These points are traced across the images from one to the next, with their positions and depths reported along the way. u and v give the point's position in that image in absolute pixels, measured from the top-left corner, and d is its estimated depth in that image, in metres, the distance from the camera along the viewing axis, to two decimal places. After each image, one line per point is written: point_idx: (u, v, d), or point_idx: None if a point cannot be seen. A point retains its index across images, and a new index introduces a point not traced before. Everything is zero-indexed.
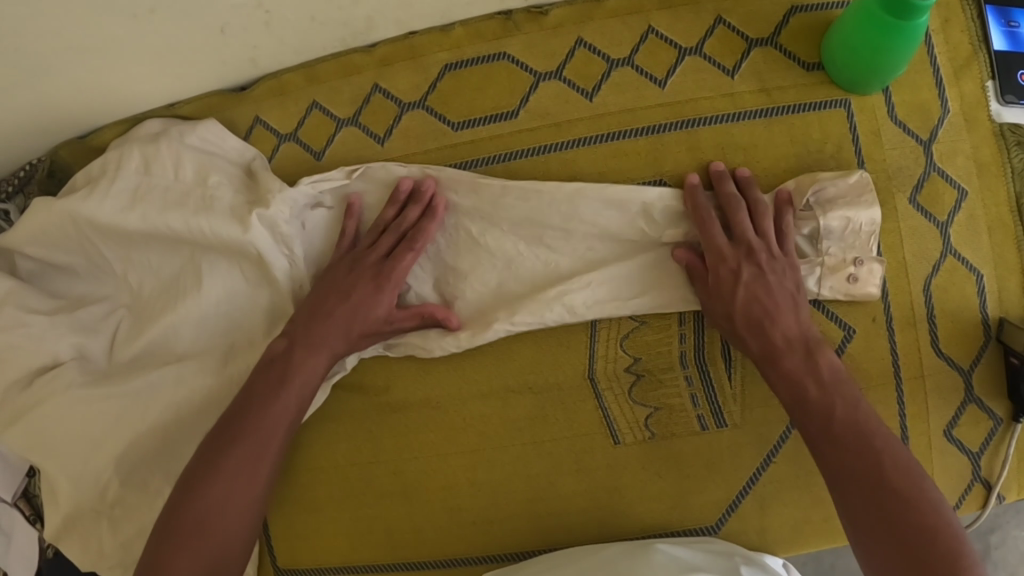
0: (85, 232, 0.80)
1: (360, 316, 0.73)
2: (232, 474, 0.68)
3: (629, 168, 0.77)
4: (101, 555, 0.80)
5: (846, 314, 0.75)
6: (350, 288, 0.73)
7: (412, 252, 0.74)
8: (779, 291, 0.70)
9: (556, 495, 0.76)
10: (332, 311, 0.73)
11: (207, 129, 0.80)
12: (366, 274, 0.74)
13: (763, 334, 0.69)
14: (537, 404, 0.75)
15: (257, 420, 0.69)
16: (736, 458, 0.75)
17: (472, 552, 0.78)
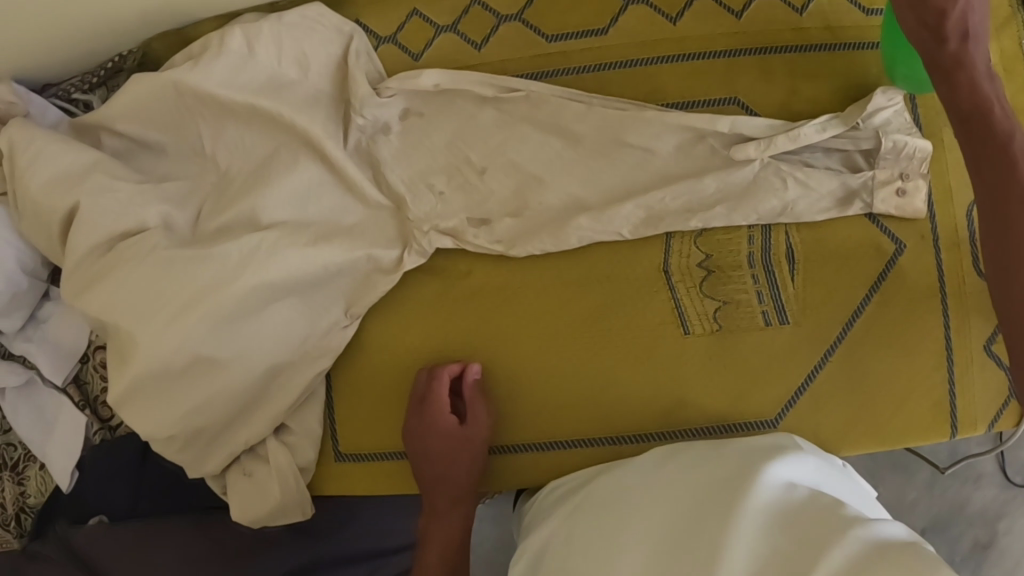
0: (185, 103, 0.84)
1: (440, 455, 0.79)
2: (451, 518, 0.79)
3: (707, 84, 0.83)
4: (158, 424, 0.79)
5: (897, 229, 0.81)
6: (436, 483, 0.79)
7: (439, 415, 0.78)
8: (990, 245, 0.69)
9: (624, 382, 0.80)
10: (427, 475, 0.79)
11: (307, 10, 0.84)
12: (423, 419, 0.79)
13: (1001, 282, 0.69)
14: (611, 292, 0.80)
15: (418, 453, 0.79)
16: (796, 354, 0.80)
17: (542, 434, 0.82)
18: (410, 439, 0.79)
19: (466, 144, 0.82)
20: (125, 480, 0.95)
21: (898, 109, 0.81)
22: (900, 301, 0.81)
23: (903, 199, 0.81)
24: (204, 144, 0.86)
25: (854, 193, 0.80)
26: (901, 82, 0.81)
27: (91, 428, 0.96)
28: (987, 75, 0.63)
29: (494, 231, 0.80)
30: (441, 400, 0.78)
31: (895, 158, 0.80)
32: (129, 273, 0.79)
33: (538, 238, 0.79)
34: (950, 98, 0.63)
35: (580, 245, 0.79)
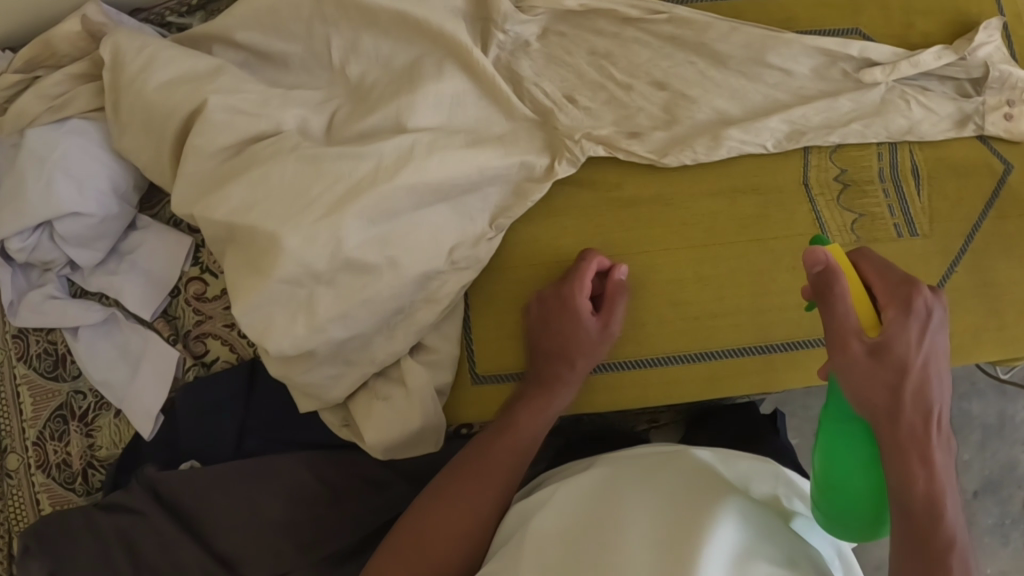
0: (321, 13, 0.81)
1: (561, 349, 0.77)
2: (521, 445, 0.75)
3: (832, 14, 0.86)
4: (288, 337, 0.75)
5: (1006, 151, 0.87)
6: (544, 386, 0.77)
7: (581, 296, 0.77)
8: (911, 407, 0.66)
9: (774, 293, 0.80)
10: (541, 375, 0.78)
11: None
12: (557, 292, 0.78)
13: (931, 513, 0.63)
14: (759, 202, 0.81)
15: (535, 343, 0.79)
16: (926, 265, 0.83)
17: (689, 349, 0.80)
18: (543, 317, 0.78)
19: (610, 62, 0.83)
20: (231, 417, 0.87)
21: (997, 45, 0.88)
22: (1017, 215, 0.85)
23: (1011, 122, 0.86)
24: (335, 56, 0.83)
25: (968, 117, 0.86)
26: (999, 19, 0.88)
27: (184, 364, 0.88)
28: (923, 461, 0.64)
29: (646, 142, 0.80)
30: (584, 284, 0.77)
31: (1004, 88, 0.87)
32: (269, 174, 0.75)
33: (689, 148, 0.79)
34: (841, 322, 0.68)
35: (726, 159, 0.81)
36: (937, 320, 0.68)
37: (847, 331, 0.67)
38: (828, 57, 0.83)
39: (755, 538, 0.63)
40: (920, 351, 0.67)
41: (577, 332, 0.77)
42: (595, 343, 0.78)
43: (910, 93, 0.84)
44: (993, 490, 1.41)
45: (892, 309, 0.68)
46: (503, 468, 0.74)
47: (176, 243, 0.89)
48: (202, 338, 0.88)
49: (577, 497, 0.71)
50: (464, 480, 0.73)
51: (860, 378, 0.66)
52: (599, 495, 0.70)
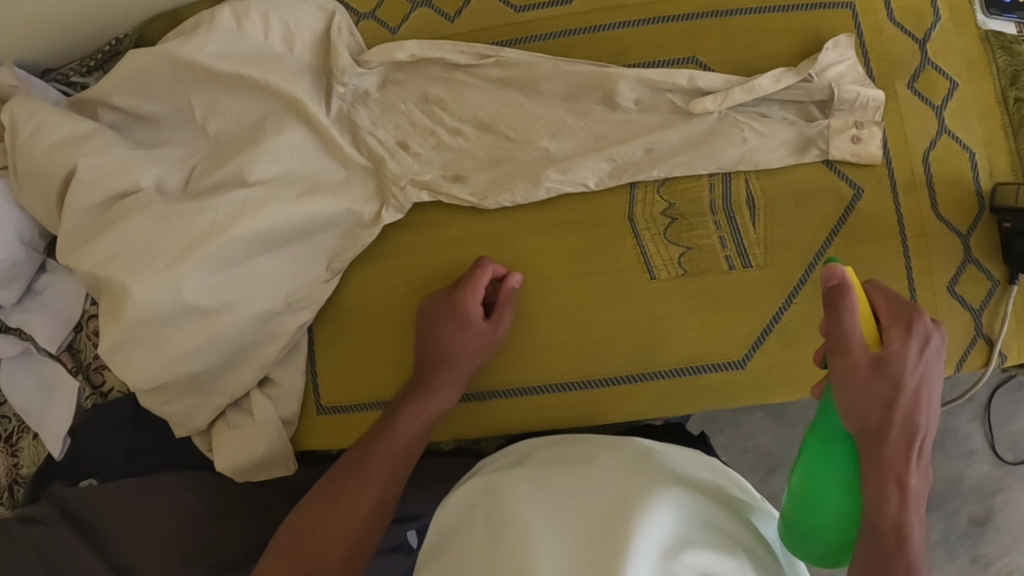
0: (179, 76, 0.89)
1: (453, 353, 0.79)
2: (398, 451, 0.76)
3: (666, 44, 0.87)
4: (147, 374, 0.84)
5: (856, 176, 0.84)
6: (429, 390, 0.79)
7: (467, 301, 0.79)
8: (899, 429, 0.68)
9: (599, 327, 0.82)
10: (432, 379, 0.79)
11: None
12: (444, 301, 0.80)
13: (894, 534, 0.65)
14: (585, 237, 0.82)
15: (421, 352, 0.81)
16: (761, 296, 0.81)
17: (515, 383, 0.83)
18: (428, 324, 0.81)
19: (443, 106, 0.87)
20: (117, 442, 0.97)
21: (852, 63, 0.86)
22: (860, 241, 0.83)
23: (856, 144, 0.84)
24: (196, 114, 0.90)
25: (810, 141, 0.84)
26: (850, 36, 0.86)
27: (83, 393, 0.98)
28: (898, 485, 0.67)
29: (469, 185, 0.84)
30: (469, 293, 0.79)
31: (853, 108, 0.84)
32: (126, 228, 0.83)
33: (506, 192, 0.82)
34: (841, 331, 0.69)
35: (544, 200, 0.83)
36: (937, 347, 0.70)
37: (888, 358, 0.68)
38: (657, 92, 0.83)
39: (688, 522, 0.64)
40: (917, 374, 0.69)
41: (464, 333, 0.79)
42: (480, 340, 0.80)
43: (743, 121, 0.83)
44: (936, 504, 1.26)
45: (894, 329, 0.70)
46: (384, 468, 0.75)
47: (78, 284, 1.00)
48: (101, 369, 0.99)
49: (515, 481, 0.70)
50: (353, 483, 0.73)
51: (855, 395, 0.68)
52: (534, 479, 0.70)
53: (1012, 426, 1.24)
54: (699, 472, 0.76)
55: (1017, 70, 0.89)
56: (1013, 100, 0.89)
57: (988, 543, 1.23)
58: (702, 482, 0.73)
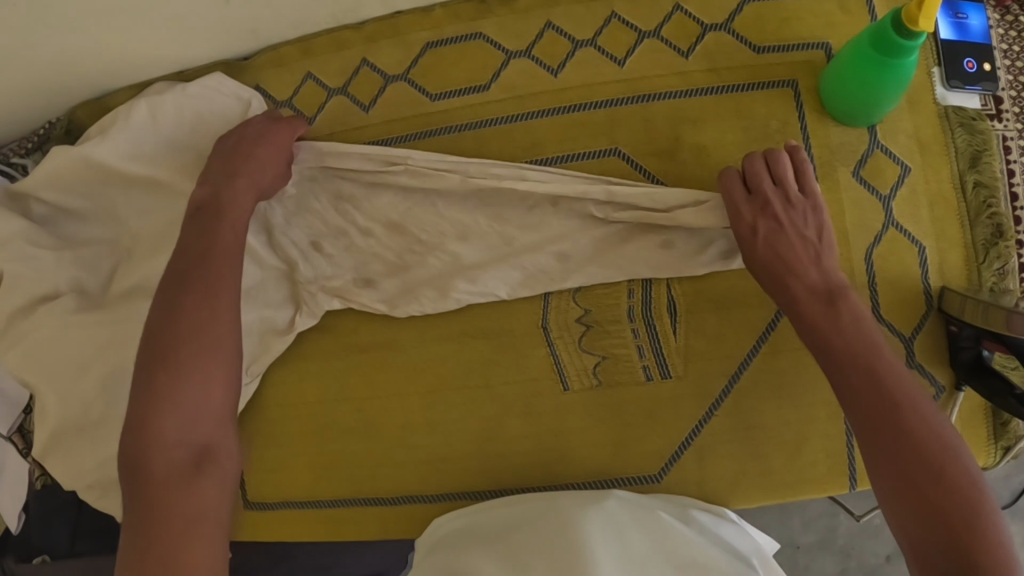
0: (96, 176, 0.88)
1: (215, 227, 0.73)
2: (217, 338, 0.67)
3: (586, 134, 0.82)
4: (80, 473, 0.86)
5: None
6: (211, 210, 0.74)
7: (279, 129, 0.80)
8: (809, 266, 0.68)
9: (507, 437, 0.81)
10: (214, 232, 0.73)
11: (207, 80, 0.88)
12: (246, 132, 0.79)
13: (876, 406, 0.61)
14: (495, 347, 0.81)
15: (215, 167, 0.77)
16: (678, 409, 0.78)
17: (428, 489, 0.83)
18: (164, 290, 0.70)
19: (354, 205, 0.83)
20: (65, 518, 1.02)
21: None
22: (791, 350, 0.78)
23: None
24: (116, 210, 0.90)
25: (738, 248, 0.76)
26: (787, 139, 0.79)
27: (33, 472, 1.01)
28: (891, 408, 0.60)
29: (379, 291, 0.83)
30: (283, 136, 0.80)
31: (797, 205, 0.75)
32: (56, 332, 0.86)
33: (416, 302, 0.81)
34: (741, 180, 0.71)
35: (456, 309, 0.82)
36: (809, 200, 0.69)
37: (767, 171, 0.70)
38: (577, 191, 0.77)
39: (632, 544, 0.66)
40: (825, 277, 0.67)
41: (221, 262, 0.72)
42: (230, 282, 0.71)
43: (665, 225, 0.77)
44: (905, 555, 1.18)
45: (774, 207, 0.69)
46: (217, 402, 0.66)
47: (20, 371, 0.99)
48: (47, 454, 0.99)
49: (488, 521, 0.74)
50: (156, 419, 0.63)
51: (732, 188, 0.70)
52: (502, 519, 0.74)
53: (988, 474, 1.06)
54: (630, 496, 0.74)
55: (977, 151, 0.83)
56: (971, 184, 0.82)
57: None
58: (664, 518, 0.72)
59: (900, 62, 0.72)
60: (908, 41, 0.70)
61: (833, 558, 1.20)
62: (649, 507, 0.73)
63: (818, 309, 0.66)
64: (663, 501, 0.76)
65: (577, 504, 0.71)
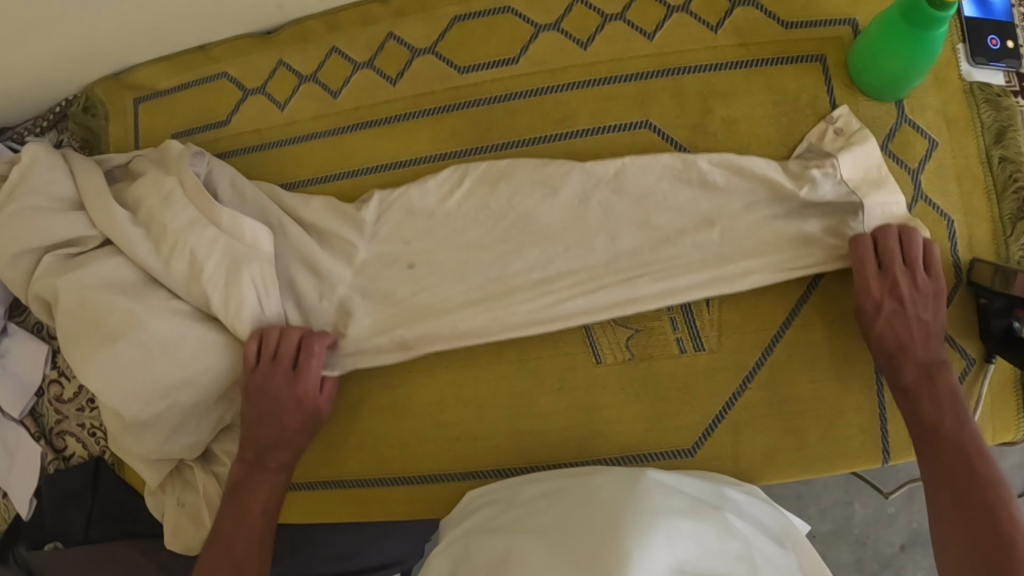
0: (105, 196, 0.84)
1: (263, 427, 0.78)
2: (264, 506, 0.77)
3: (617, 108, 0.82)
4: None
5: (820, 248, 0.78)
6: (262, 416, 0.78)
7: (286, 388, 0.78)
8: (914, 325, 0.73)
9: (538, 410, 0.80)
10: (278, 398, 0.77)
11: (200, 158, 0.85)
12: (263, 380, 0.77)
13: (943, 451, 0.71)
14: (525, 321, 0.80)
15: (252, 409, 0.78)
16: (711, 382, 0.78)
17: (457, 467, 0.82)
18: (247, 402, 0.79)
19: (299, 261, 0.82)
20: (80, 506, 0.97)
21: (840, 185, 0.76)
22: (822, 320, 0.78)
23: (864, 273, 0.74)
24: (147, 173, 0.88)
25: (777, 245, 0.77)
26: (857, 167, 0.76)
27: (46, 458, 0.99)
28: (953, 460, 0.70)
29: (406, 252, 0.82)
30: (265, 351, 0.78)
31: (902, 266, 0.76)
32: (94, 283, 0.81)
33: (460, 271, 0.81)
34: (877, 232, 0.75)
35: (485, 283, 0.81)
36: (935, 278, 0.74)
37: (889, 253, 0.74)
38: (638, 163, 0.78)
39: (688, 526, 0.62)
40: (928, 355, 0.73)
41: (281, 446, 0.78)
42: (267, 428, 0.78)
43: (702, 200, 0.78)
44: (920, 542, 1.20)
45: (902, 271, 0.74)
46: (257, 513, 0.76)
47: (35, 350, 1.00)
48: (62, 434, 1.00)
49: (520, 509, 0.69)
50: (246, 507, 0.76)
51: (861, 246, 0.74)
52: (535, 506, 0.69)
53: (1002, 461, 1.07)
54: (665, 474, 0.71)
55: (1003, 126, 0.83)
56: (997, 159, 0.82)
57: None
58: (703, 503, 0.67)
59: (931, 33, 0.72)
60: (939, 12, 0.70)
61: (848, 546, 1.20)
62: (688, 490, 0.69)
63: (901, 360, 0.73)
64: (699, 479, 0.74)
65: (619, 487, 0.67)
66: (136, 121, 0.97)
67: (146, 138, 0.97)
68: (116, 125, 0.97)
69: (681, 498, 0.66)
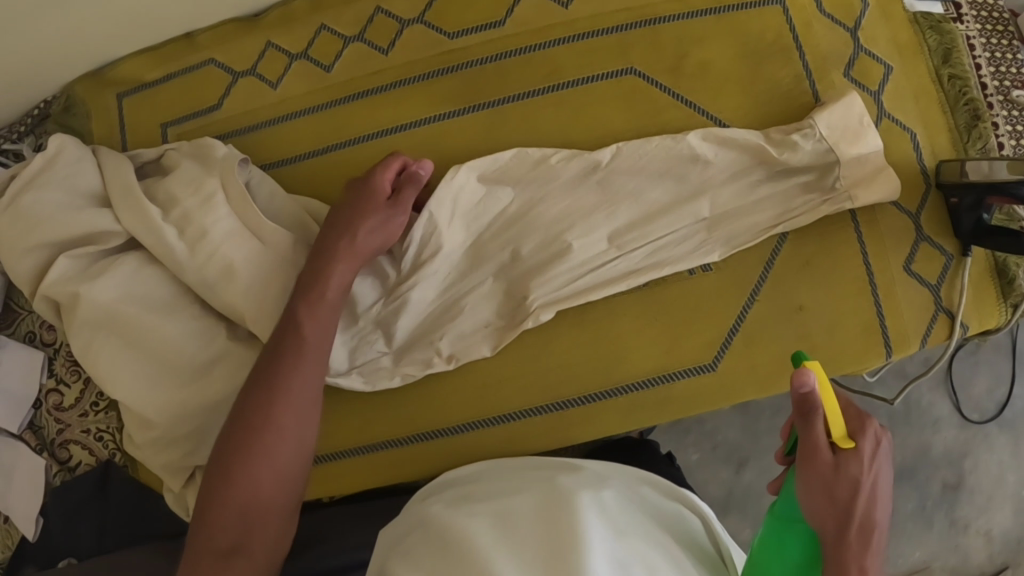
0: (115, 188, 0.88)
1: (363, 245, 0.76)
2: (286, 427, 0.71)
3: (602, 59, 0.87)
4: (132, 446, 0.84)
5: (812, 175, 0.82)
6: (315, 273, 0.75)
7: (385, 183, 0.78)
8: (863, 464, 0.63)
9: (560, 345, 0.82)
10: (336, 250, 0.76)
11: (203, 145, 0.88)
12: (343, 212, 0.77)
13: (844, 536, 0.62)
14: (541, 259, 0.81)
15: (314, 263, 0.76)
16: (724, 298, 0.83)
17: (488, 412, 0.82)
18: (292, 305, 0.75)
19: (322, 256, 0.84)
20: (91, 515, 0.93)
21: (818, 139, 0.81)
22: (813, 233, 0.85)
23: (828, 203, 0.83)
24: (168, 161, 0.89)
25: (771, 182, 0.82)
26: (825, 119, 0.82)
27: (51, 471, 0.95)
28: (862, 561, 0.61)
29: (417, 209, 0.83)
30: (367, 220, 0.76)
31: (866, 191, 0.82)
32: (122, 276, 0.83)
33: (472, 218, 0.82)
34: (816, 441, 0.61)
35: (493, 228, 0.82)
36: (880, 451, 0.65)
37: (821, 441, 0.61)
38: (633, 146, 0.82)
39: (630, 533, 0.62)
40: (870, 474, 0.63)
41: (311, 314, 0.74)
42: (317, 378, 0.74)
43: (698, 145, 0.82)
44: (910, 475, 1.34)
45: (858, 442, 0.63)
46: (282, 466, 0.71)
47: (30, 359, 0.96)
48: (65, 444, 0.96)
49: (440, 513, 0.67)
50: (241, 469, 0.69)
51: (814, 468, 0.62)
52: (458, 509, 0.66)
53: (973, 390, 1.34)
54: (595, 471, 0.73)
55: (947, 48, 0.91)
56: (946, 77, 0.91)
57: (963, 505, 1.32)
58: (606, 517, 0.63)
59: None
60: None
61: None
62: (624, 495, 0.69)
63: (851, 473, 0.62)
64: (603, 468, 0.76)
65: (533, 535, 0.59)
66: (120, 116, 0.96)
67: (132, 132, 0.95)
68: (99, 123, 0.96)
69: (618, 504, 0.66)
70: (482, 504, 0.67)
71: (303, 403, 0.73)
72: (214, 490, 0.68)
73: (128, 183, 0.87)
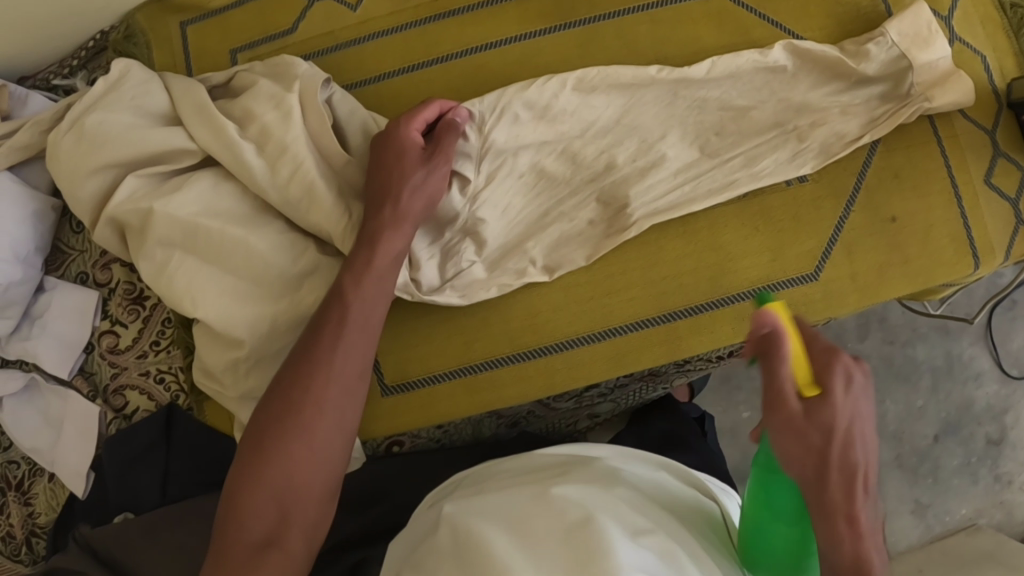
0: (183, 108, 0.82)
1: (415, 197, 0.73)
2: (325, 399, 0.67)
3: None
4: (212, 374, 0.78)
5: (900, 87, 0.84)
6: (375, 230, 0.72)
7: (415, 131, 0.73)
8: (848, 404, 0.49)
9: (664, 257, 0.81)
10: (385, 208, 0.72)
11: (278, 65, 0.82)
12: (389, 161, 0.73)
13: (831, 492, 0.49)
14: (641, 167, 0.81)
15: (370, 215, 0.73)
16: (820, 207, 0.83)
17: (592, 326, 0.81)
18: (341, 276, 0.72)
19: None
20: (152, 464, 0.86)
21: (891, 47, 0.82)
22: (900, 147, 0.86)
23: (905, 108, 0.83)
24: (241, 82, 0.84)
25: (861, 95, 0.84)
26: (895, 28, 0.83)
27: (105, 419, 0.88)
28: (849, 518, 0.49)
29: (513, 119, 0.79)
30: (402, 163, 0.72)
31: (943, 94, 0.83)
32: (198, 191, 0.77)
33: (573, 129, 0.81)
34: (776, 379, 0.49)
35: (591, 141, 0.81)
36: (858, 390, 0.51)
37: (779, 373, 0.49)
38: (726, 59, 0.82)
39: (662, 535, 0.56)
40: (850, 416, 0.49)
41: (362, 273, 0.71)
42: (362, 348, 0.71)
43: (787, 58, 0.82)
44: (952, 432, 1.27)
45: (832, 381, 0.49)
46: (321, 448, 0.66)
47: (83, 299, 0.90)
48: (120, 391, 0.89)
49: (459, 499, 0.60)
50: (282, 450, 0.65)
51: (784, 414, 0.49)
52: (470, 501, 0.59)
53: (1013, 344, 1.27)
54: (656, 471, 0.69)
55: None
56: (1009, 5, 0.93)
57: (1007, 461, 1.25)
58: (621, 518, 0.56)
59: None
60: None
61: (887, 444, 1.27)
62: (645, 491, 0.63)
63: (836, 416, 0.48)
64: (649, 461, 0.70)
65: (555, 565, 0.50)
66: (184, 44, 0.92)
67: (197, 58, 0.92)
68: (161, 51, 0.92)
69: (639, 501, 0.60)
70: (492, 501, 0.59)
71: (345, 376, 0.69)
72: (244, 475, 0.65)
73: (203, 101, 0.81)
